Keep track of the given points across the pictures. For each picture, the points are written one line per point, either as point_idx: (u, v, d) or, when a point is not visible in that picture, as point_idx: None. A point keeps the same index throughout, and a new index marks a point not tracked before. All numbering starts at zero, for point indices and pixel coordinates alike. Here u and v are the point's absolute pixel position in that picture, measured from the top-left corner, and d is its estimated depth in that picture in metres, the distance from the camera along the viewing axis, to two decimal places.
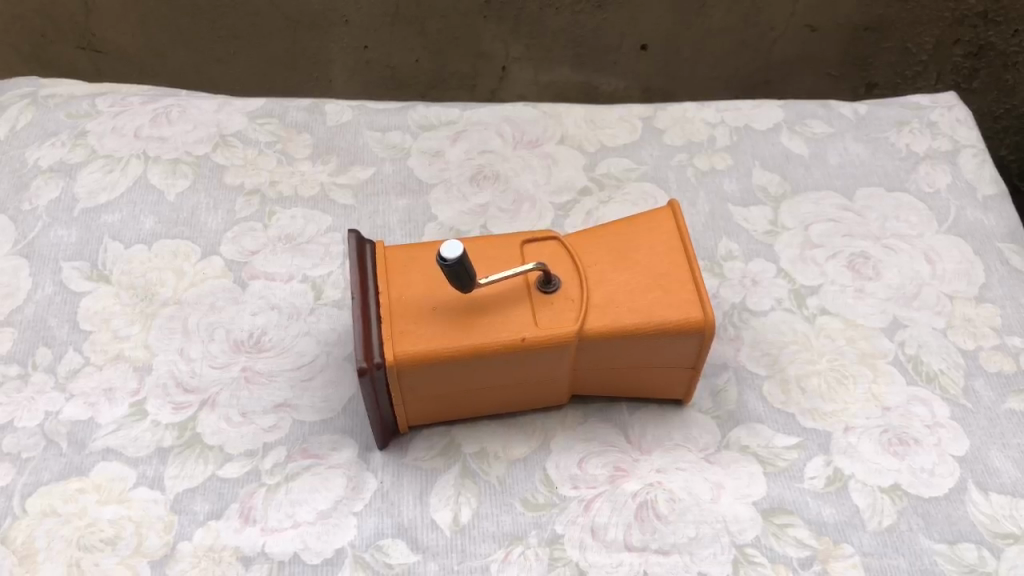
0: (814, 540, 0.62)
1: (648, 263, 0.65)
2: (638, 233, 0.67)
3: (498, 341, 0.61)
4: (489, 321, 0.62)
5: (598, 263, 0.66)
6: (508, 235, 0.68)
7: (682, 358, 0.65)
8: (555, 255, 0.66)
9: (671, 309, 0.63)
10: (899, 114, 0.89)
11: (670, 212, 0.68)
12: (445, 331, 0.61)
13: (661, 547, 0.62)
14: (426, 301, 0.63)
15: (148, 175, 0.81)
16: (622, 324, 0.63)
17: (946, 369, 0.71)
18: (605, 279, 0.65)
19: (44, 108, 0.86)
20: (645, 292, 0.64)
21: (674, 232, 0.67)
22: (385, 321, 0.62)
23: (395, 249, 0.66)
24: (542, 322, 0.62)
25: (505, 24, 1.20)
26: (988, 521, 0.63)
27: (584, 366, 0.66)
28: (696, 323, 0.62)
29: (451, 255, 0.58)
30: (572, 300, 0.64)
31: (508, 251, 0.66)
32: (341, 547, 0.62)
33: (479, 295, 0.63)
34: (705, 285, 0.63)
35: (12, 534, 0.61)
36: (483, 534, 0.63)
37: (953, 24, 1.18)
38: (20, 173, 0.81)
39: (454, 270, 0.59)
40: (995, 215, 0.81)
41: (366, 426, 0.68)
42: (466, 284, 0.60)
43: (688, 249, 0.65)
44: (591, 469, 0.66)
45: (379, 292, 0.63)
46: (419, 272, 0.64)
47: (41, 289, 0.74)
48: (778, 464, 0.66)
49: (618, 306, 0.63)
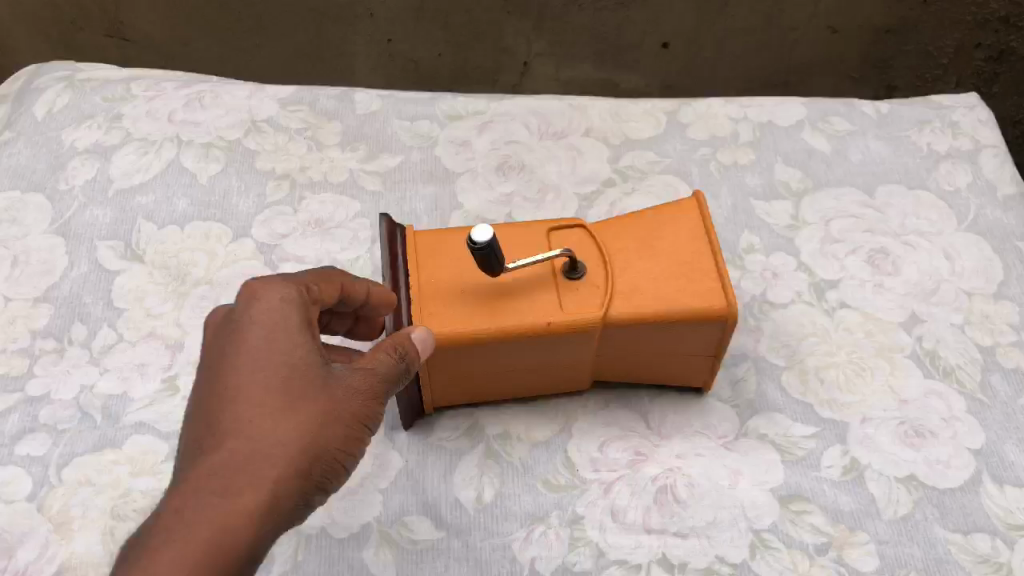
0: (830, 527, 0.64)
1: (672, 252, 0.66)
2: (661, 222, 0.68)
3: (525, 325, 0.63)
4: (515, 305, 0.63)
5: (621, 251, 0.67)
6: (534, 222, 0.69)
7: (703, 347, 0.66)
8: (580, 241, 0.67)
9: (694, 298, 0.64)
10: (922, 113, 0.89)
11: (694, 202, 0.69)
12: (472, 314, 0.63)
13: (680, 530, 0.64)
14: (454, 285, 0.64)
15: (181, 158, 0.83)
16: (645, 311, 0.64)
17: (962, 364, 0.72)
18: (628, 267, 0.66)
19: (81, 91, 0.87)
20: (668, 281, 0.65)
21: (699, 222, 0.68)
22: (414, 303, 0.63)
23: (423, 233, 0.68)
24: (568, 307, 0.64)
25: (528, 21, 1.22)
26: (1002, 512, 0.65)
27: (605, 351, 0.67)
28: (718, 312, 0.63)
29: (481, 239, 0.59)
30: (597, 286, 0.65)
31: (533, 238, 0.68)
32: (367, 522, 0.64)
33: (506, 280, 0.64)
34: (728, 276, 0.64)
35: (49, 501, 0.63)
36: (506, 513, 0.64)
37: (975, 28, 1.18)
38: (57, 155, 0.83)
39: (484, 254, 0.60)
40: (1015, 215, 0.81)
41: (393, 405, 0.70)
42: (495, 268, 0.61)
43: (713, 239, 0.66)
44: (611, 452, 0.67)
45: (409, 275, 0.65)
46: (447, 256, 0.66)
47: (77, 267, 0.76)
48: (795, 453, 0.67)
49: (643, 293, 0.64)
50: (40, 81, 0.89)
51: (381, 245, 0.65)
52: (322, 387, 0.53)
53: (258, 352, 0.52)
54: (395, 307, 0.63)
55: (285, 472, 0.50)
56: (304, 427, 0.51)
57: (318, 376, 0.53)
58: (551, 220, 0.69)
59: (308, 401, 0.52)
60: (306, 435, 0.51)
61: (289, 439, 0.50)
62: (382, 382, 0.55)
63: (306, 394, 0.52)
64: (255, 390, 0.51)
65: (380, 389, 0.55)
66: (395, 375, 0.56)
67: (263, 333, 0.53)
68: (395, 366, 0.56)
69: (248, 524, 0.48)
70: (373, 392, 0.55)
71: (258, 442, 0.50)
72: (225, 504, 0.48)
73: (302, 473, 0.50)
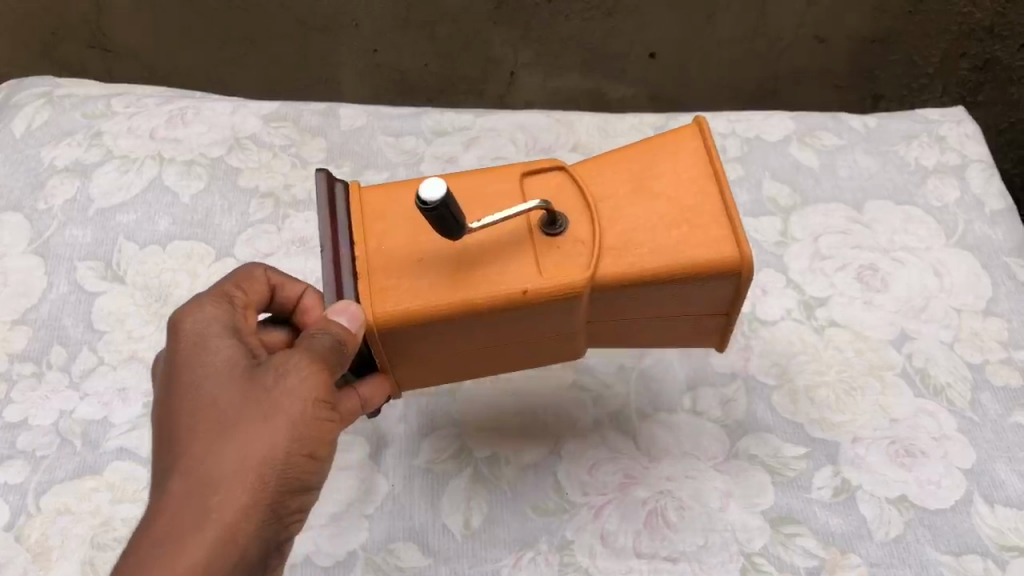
0: (822, 550, 0.64)
1: (670, 193, 0.55)
2: (654, 156, 0.57)
3: (497, 294, 0.52)
4: (483, 273, 0.53)
5: (612, 197, 0.56)
6: (505, 170, 0.58)
7: (711, 302, 0.57)
8: (562, 191, 0.57)
9: (696, 245, 0.53)
10: (909, 127, 0.87)
11: (690, 127, 0.58)
12: (433, 285, 0.53)
13: (670, 554, 0.63)
14: (408, 247, 0.54)
15: (162, 176, 0.81)
16: (644, 268, 0.53)
17: (952, 382, 0.71)
18: (619, 215, 0.55)
19: (61, 107, 0.85)
20: (667, 228, 0.54)
21: (697, 151, 0.57)
22: (363, 279, 0.53)
23: (368, 192, 0.57)
24: (548, 269, 0.53)
25: (516, 30, 1.15)
26: (994, 533, 0.64)
27: (600, 317, 0.58)
28: (726, 260, 0.53)
29: (431, 197, 0.47)
30: (584, 243, 0.54)
31: (505, 191, 0.57)
32: (353, 549, 0.63)
33: (473, 241, 0.54)
34: (737, 214, 0.54)
35: (27, 531, 0.62)
36: (494, 539, 0.64)
37: (961, 37, 1.11)
38: (35, 174, 0.81)
39: (439, 215, 0.48)
40: (1004, 229, 0.80)
41: (376, 427, 0.69)
42: (453, 230, 0.50)
43: (715, 168, 0.56)
44: (601, 475, 0.67)
45: (355, 245, 0.54)
46: (399, 220, 0.55)
47: (56, 288, 0.74)
48: (786, 474, 0.67)
49: (639, 246, 0.54)
50: (20, 97, 0.87)
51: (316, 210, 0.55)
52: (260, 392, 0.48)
53: (190, 378, 0.50)
54: (339, 283, 0.53)
55: (227, 496, 0.46)
56: (243, 442, 0.47)
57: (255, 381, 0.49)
58: (523, 166, 0.58)
59: (247, 411, 0.48)
60: (246, 449, 0.47)
61: (230, 457, 0.47)
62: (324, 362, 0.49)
63: (245, 405, 0.48)
64: (188, 418, 0.48)
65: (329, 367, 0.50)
66: (334, 354, 0.49)
67: (188, 355, 0.50)
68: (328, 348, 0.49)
69: (202, 555, 0.45)
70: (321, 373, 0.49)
71: (202, 470, 0.46)
72: (179, 539, 0.45)
73: (247, 486, 0.46)
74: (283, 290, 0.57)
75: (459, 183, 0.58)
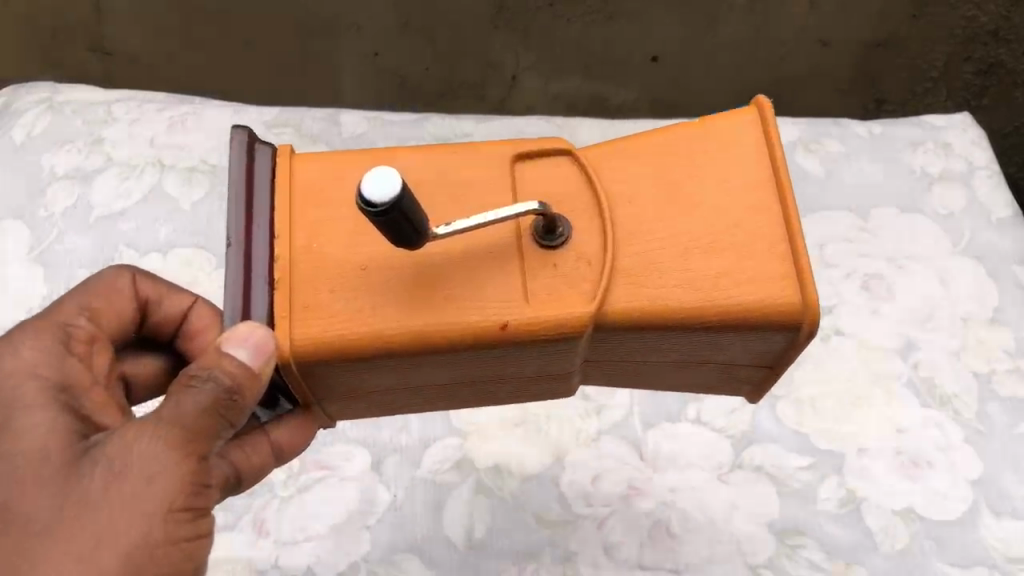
0: (827, 562, 0.64)
1: (716, 205, 0.46)
2: (705, 153, 0.47)
3: (466, 327, 0.43)
4: (452, 295, 0.43)
5: (642, 202, 0.46)
6: (490, 150, 0.48)
7: (748, 354, 0.47)
8: (575, 189, 0.47)
9: (744, 283, 0.44)
10: (914, 133, 0.86)
11: (755, 120, 0.48)
12: (387, 308, 0.43)
13: (675, 566, 0.64)
14: (369, 259, 0.44)
15: (163, 184, 0.81)
16: (673, 303, 0.44)
17: (959, 393, 0.71)
18: (648, 226, 0.46)
19: (63, 114, 0.84)
20: (708, 254, 0.45)
21: (759, 151, 0.47)
22: (286, 287, 0.43)
23: (304, 162, 0.47)
24: (535, 298, 0.44)
25: (517, 34, 1.11)
26: (1000, 545, 0.65)
27: (605, 355, 0.48)
28: (780, 307, 0.43)
29: (382, 199, 0.37)
30: (588, 263, 0.45)
31: (483, 178, 0.47)
32: (354, 561, 0.63)
33: (444, 250, 0.44)
34: (804, 246, 0.44)
35: None
36: (497, 551, 0.64)
37: (963, 43, 1.08)
38: (35, 180, 0.81)
39: (389, 220, 0.38)
40: (1010, 239, 0.79)
41: (377, 436, 0.68)
42: (405, 236, 0.39)
43: (783, 183, 0.46)
44: (605, 486, 0.67)
45: (276, 235, 0.44)
46: (342, 212, 0.45)
47: (57, 295, 0.75)
48: (791, 485, 0.67)
49: (666, 272, 0.44)
50: (20, 103, 0.85)
51: (229, 176, 0.45)
52: (111, 470, 0.40)
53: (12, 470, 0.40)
54: (248, 277, 0.43)
55: None
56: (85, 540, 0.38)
57: (105, 453, 0.40)
58: (521, 148, 0.48)
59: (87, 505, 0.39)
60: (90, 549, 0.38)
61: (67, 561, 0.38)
62: (210, 412, 0.41)
63: (90, 490, 0.39)
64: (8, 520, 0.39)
65: (210, 423, 0.41)
66: (225, 398, 0.41)
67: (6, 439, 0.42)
68: (219, 388, 0.41)
69: None
70: (200, 429, 0.41)
71: None
72: None
73: None
74: (160, 302, 0.51)
75: (423, 160, 0.47)
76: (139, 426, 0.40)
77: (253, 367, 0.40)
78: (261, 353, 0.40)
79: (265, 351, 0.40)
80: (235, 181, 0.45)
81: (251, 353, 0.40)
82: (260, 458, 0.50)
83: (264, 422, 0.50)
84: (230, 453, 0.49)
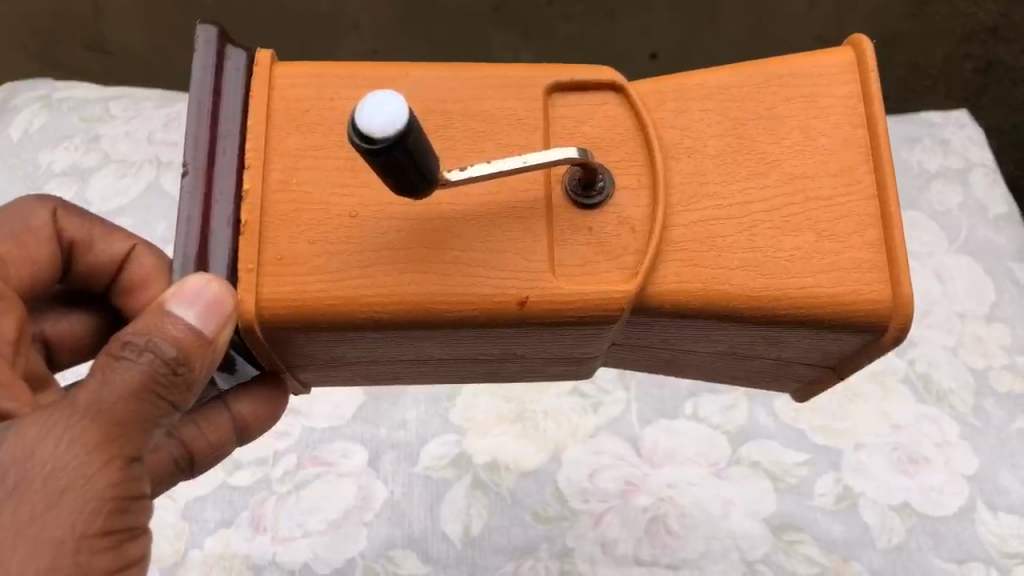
0: (824, 557, 0.64)
1: (794, 169, 0.42)
2: (785, 102, 0.43)
3: (490, 301, 0.39)
4: (478, 265, 0.40)
5: (706, 158, 0.42)
6: (513, 73, 0.43)
7: (810, 351, 0.45)
8: (623, 135, 0.43)
9: (822, 269, 0.41)
10: (910, 130, 0.84)
11: (845, 65, 0.44)
12: (406, 275, 0.39)
13: (672, 561, 0.64)
14: (393, 217, 0.40)
15: (161, 181, 0.82)
16: (739, 287, 0.41)
17: (956, 388, 0.71)
18: (710, 188, 0.42)
19: (58, 111, 0.84)
20: (782, 230, 0.41)
21: (849, 108, 0.43)
22: (256, 230, 0.39)
23: (288, 74, 0.42)
24: (563, 272, 0.41)
25: (515, 31, 1.04)
26: (997, 540, 0.65)
27: (639, 340, 0.46)
28: (860, 301, 0.41)
29: (382, 134, 0.32)
30: (635, 230, 0.41)
31: (500, 108, 0.42)
32: (351, 557, 0.64)
33: (471, 208, 0.40)
34: (897, 232, 0.41)
35: None
36: (494, 547, 0.64)
37: (962, 40, 1.06)
38: (32, 178, 0.81)
39: (391, 161, 0.33)
40: (1007, 234, 0.79)
41: (376, 433, 0.68)
42: (407, 182, 0.35)
43: (875, 151, 0.42)
44: (602, 481, 0.67)
45: (245, 162, 0.40)
46: (329, 144, 0.41)
47: None
48: (788, 481, 0.67)
49: (731, 247, 0.41)
50: (17, 101, 0.85)
51: (190, 89, 0.40)
52: (15, 476, 0.33)
53: None
54: (206, 209, 0.39)
55: None
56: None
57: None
58: (557, 75, 0.43)
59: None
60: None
61: None
62: (145, 390, 0.35)
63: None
64: None
65: (145, 405, 0.35)
66: (164, 373, 0.35)
67: None
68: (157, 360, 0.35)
69: None
70: (133, 413, 0.35)
71: None
72: None
73: None
74: (89, 248, 0.48)
75: (432, 83, 0.43)
76: (49, 419, 0.34)
77: (202, 327, 0.36)
78: (211, 312, 0.36)
79: (216, 309, 0.36)
80: (198, 99, 0.40)
81: (199, 312, 0.36)
82: (216, 436, 0.47)
83: (225, 394, 0.47)
84: (181, 431, 0.47)
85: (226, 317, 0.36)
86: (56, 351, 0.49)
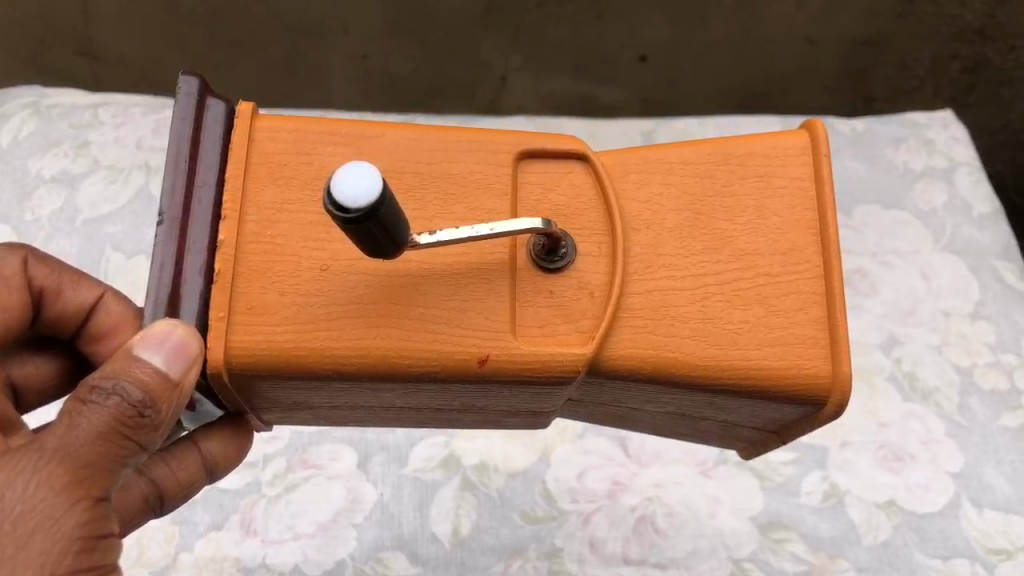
0: (811, 554, 0.65)
1: (747, 245, 0.43)
2: (742, 181, 0.44)
3: (452, 362, 0.40)
4: (442, 326, 0.40)
5: (665, 231, 0.43)
6: (487, 138, 0.43)
7: (755, 417, 0.46)
8: (587, 205, 0.44)
9: (768, 343, 0.42)
10: (896, 131, 0.84)
11: (802, 146, 0.45)
12: (367, 338, 0.39)
13: (659, 560, 0.65)
14: (361, 280, 0.40)
15: (149, 186, 0.82)
16: (689, 355, 0.41)
17: (940, 386, 0.72)
18: (667, 259, 0.43)
19: (47, 118, 0.84)
20: (733, 303, 0.42)
21: (800, 190, 0.44)
22: (227, 280, 0.39)
23: (265, 128, 0.42)
24: (524, 333, 0.41)
25: (506, 33, 1.03)
26: (980, 535, 0.65)
27: (593, 397, 0.46)
28: (803, 377, 0.42)
29: (359, 203, 0.33)
30: (592, 294, 0.42)
31: (470, 172, 0.43)
32: (341, 559, 0.64)
33: (438, 268, 0.41)
34: (841, 311, 0.42)
35: None
36: (483, 547, 0.64)
37: (950, 38, 1.04)
38: (21, 184, 0.81)
39: (363, 229, 0.34)
40: (990, 233, 0.79)
41: (364, 436, 0.69)
42: (377, 246, 0.35)
43: (823, 233, 0.43)
44: (590, 482, 0.67)
45: (221, 214, 0.40)
46: (304, 202, 0.41)
47: None
48: (774, 479, 0.68)
49: (683, 313, 0.42)
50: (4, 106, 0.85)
51: (170, 136, 0.39)
52: None
53: None
54: (179, 258, 0.38)
55: None
56: None
57: None
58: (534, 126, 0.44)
59: None
60: None
61: None
62: (112, 434, 0.35)
63: None
64: None
65: (112, 448, 0.35)
66: (131, 416, 0.35)
67: None
68: (124, 403, 0.35)
69: None
70: (100, 455, 0.35)
71: None
72: None
73: None
74: (57, 296, 0.48)
75: (409, 142, 0.43)
76: (17, 466, 0.34)
77: (169, 370, 0.36)
78: (179, 355, 0.36)
79: (183, 351, 0.36)
80: (177, 148, 0.39)
81: (167, 356, 0.35)
82: (185, 475, 0.48)
83: (194, 432, 0.48)
84: (151, 469, 0.48)
85: (193, 358, 0.36)
86: (23, 395, 0.50)
